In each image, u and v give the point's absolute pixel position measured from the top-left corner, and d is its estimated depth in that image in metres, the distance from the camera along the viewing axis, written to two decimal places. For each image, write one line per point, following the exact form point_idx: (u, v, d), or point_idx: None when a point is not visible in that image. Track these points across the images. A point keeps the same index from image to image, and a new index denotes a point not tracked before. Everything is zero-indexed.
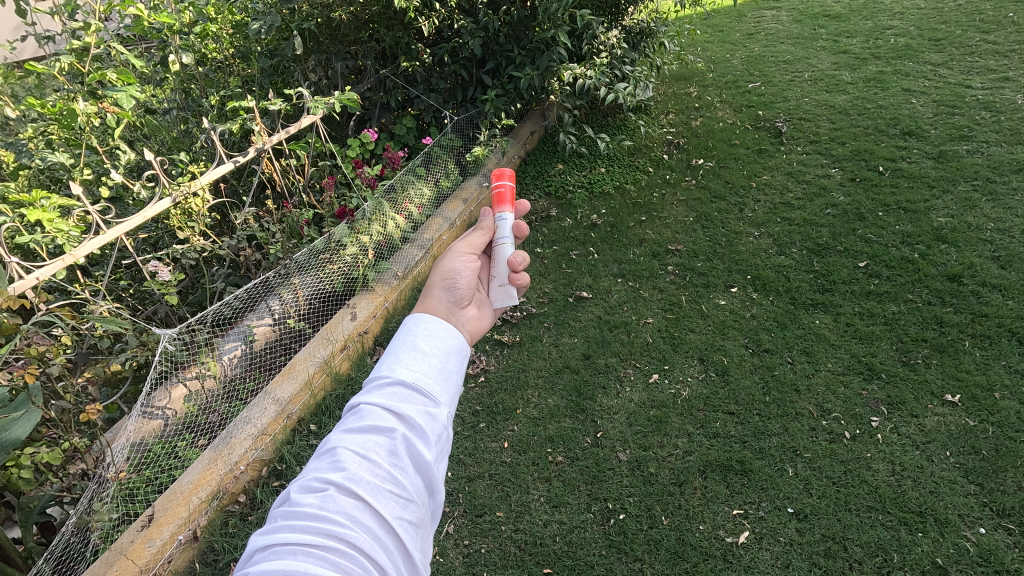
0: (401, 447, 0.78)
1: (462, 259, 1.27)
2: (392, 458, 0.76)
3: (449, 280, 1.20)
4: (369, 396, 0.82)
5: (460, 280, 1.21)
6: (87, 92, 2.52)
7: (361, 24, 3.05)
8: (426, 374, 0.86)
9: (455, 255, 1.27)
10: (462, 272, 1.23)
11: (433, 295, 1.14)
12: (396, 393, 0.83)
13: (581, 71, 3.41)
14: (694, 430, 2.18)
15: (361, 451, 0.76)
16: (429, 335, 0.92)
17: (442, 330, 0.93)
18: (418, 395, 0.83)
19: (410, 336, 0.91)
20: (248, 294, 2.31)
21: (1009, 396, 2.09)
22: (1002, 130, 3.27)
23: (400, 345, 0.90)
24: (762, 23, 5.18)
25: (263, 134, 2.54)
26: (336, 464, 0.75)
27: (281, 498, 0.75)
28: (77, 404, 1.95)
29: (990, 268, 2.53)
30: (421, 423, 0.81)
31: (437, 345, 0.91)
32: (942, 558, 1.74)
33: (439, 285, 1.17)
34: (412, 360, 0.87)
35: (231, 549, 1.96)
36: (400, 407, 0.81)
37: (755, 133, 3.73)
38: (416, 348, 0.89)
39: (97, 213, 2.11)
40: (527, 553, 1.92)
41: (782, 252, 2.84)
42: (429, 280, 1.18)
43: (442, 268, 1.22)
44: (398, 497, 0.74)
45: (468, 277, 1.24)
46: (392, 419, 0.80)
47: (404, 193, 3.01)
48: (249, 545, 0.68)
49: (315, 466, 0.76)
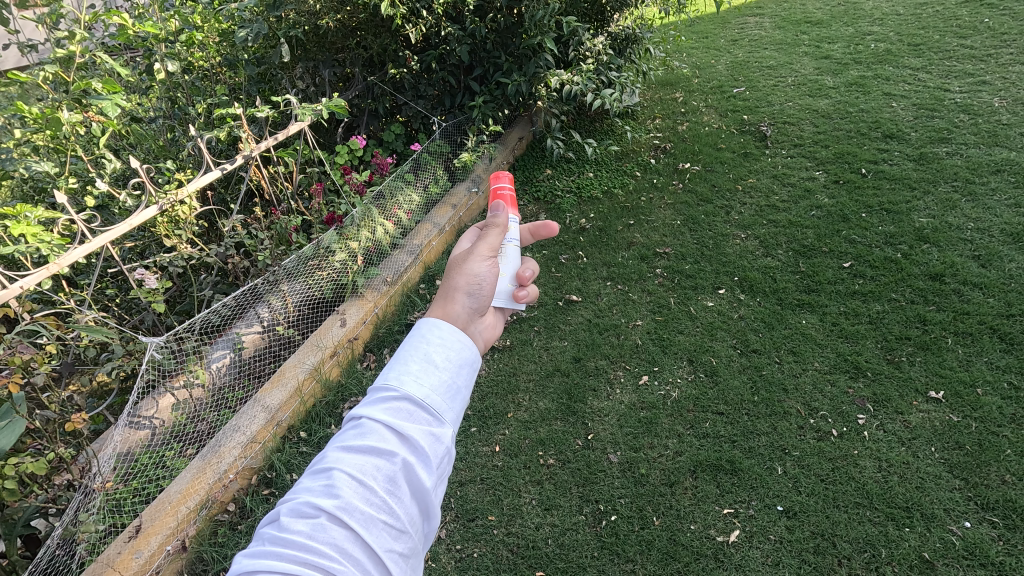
0: (400, 473, 0.77)
1: (488, 262, 1.25)
2: (389, 484, 0.76)
3: (473, 286, 1.18)
4: (373, 410, 0.82)
5: (485, 288, 1.20)
6: (72, 101, 2.47)
7: (349, 32, 3.05)
8: (434, 390, 0.85)
9: (478, 257, 1.24)
10: (486, 279, 1.21)
11: (459, 301, 1.11)
12: (401, 409, 0.83)
13: (568, 77, 3.45)
14: (684, 431, 2.19)
15: (358, 476, 0.76)
16: (441, 345, 0.91)
17: (455, 339, 0.93)
18: (423, 413, 0.83)
19: (422, 344, 0.90)
20: (236, 302, 2.30)
21: (991, 392, 2.13)
22: (980, 132, 3.34)
23: (411, 353, 0.89)
24: (746, 30, 5.27)
25: (251, 141, 2.52)
26: (331, 489, 0.74)
27: (272, 516, 0.75)
28: (62, 415, 1.92)
29: (971, 267, 2.58)
30: (424, 446, 0.81)
31: (449, 357, 0.90)
32: (929, 552, 1.76)
33: (465, 290, 1.14)
34: (421, 373, 0.86)
35: (221, 559, 1.94)
36: (403, 427, 0.81)
37: (739, 137, 3.78)
38: (428, 360, 0.88)
39: (82, 222, 2.08)
40: (519, 557, 1.92)
41: (768, 254, 2.88)
42: (454, 283, 1.15)
43: (468, 272, 1.19)
44: (391, 528, 0.74)
45: (490, 285, 1.22)
46: (393, 440, 0.80)
47: (393, 199, 3.01)
48: (235, 568, 0.68)
49: (309, 485, 0.76)
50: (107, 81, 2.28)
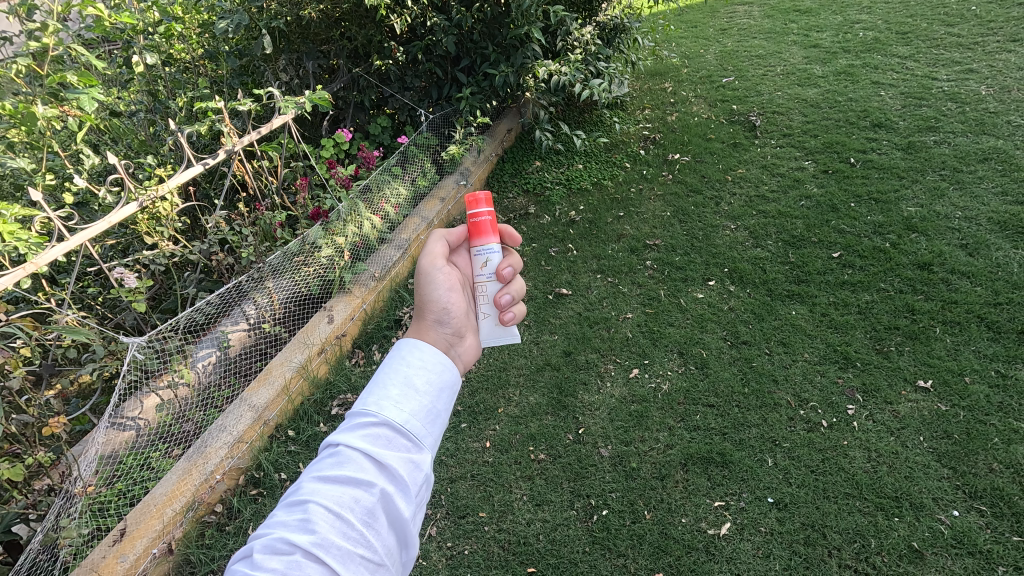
0: (378, 505, 0.76)
1: (444, 275, 1.22)
2: (367, 517, 0.75)
3: (440, 313, 1.17)
4: (351, 438, 0.80)
5: (454, 308, 1.19)
6: (47, 95, 2.38)
7: (332, 22, 2.99)
8: (415, 415, 0.84)
9: (433, 277, 1.20)
10: (451, 298, 1.19)
11: (433, 331, 1.11)
12: (380, 435, 0.81)
13: (556, 68, 3.41)
14: (674, 424, 2.19)
15: (335, 509, 0.74)
16: (422, 367, 0.90)
17: (436, 361, 0.92)
18: (403, 440, 0.82)
19: (402, 366, 0.89)
20: (220, 299, 2.26)
21: (979, 380, 2.14)
22: (967, 121, 3.34)
23: (390, 376, 0.88)
24: (735, 18, 5.24)
25: (233, 135, 2.45)
26: (306, 524, 0.72)
27: (243, 552, 0.72)
28: (41, 418, 1.89)
29: (959, 256, 2.58)
30: (404, 474, 0.80)
31: (430, 380, 0.89)
32: (918, 541, 1.77)
33: (433, 319, 1.14)
34: (401, 398, 0.85)
35: (208, 561, 1.91)
36: (382, 454, 0.79)
37: (729, 127, 3.77)
38: (408, 384, 0.87)
39: (60, 219, 2.00)
40: (510, 553, 1.91)
41: (758, 245, 2.87)
42: (421, 317, 1.15)
43: (429, 298, 1.17)
44: (368, 562, 0.73)
45: (459, 302, 1.20)
46: (372, 469, 0.79)
47: (379, 192, 2.96)
48: None
49: (283, 520, 0.74)
50: (83, 74, 2.20)
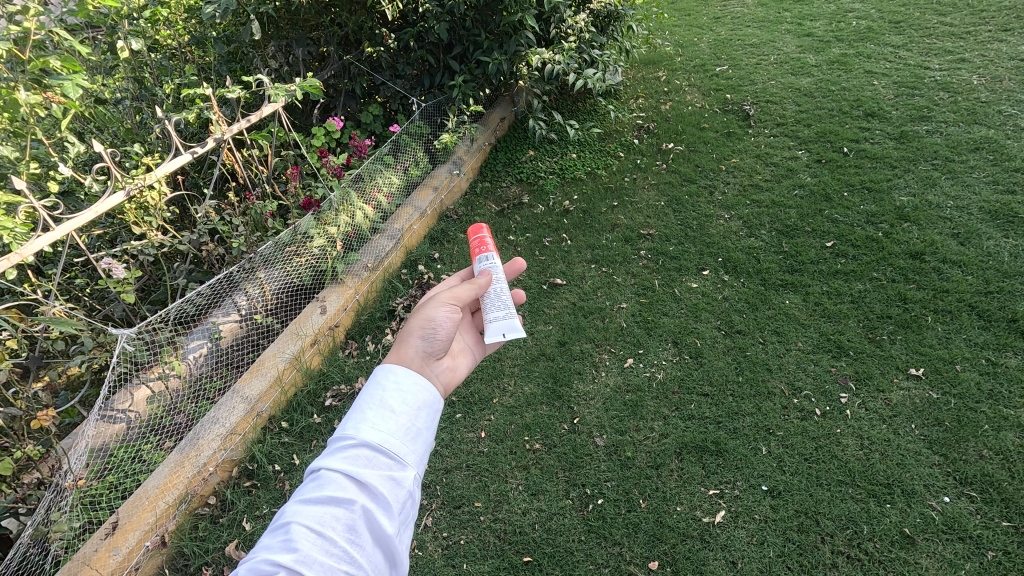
0: (360, 521, 0.80)
1: (449, 308, 1.27)
2: (350, 534, 0.79)
3: (428, 330, 1.20)
4: (331, 461, 0.84)
5: (440, 334, 1.22)
6: (29, 81, 2.31)
7: (322, 8, 2.93)
8: (393, 434, 0.88)
9: (439, 304, 1.25)
10: (443, 325, 1.23)
11: (410, 345, 1.13)
12: (360, 457, 0.86)
13: (550, 56, 3.38)
14: (669, 413, 2.19)
15: (316, 528, 0.78)
16: (398, 390, 0.94)
17: (411, 384, 0.96)
18: (382, 458, 0.86)
19: (379, 391, 0.94)
20: (211, 291, 2.22)
21: (970, 368, 2.16)
22: (959, 110, 3.35)
23: (367, 401, 0.92)
24: (728, 7, 5.20)
25: (222, 123, 2.39)
26: (289, 544, 0.76)
27: None
28: (29, 411, 1.87)
29: (950, 245, 2.60)
30: (383, 491, 0.83)
31: (407, 401, 0.93)
32: (909, 527, 1.79)
33: (419, 333, 1.17)
34: (378, 420, 0.89)
35: (202, 553, 1.90)
36: (362, 474, 0.84)
37: (722, 116, 3.76)
38: (385, 406, 0.91)
39: (44, 208, 1.95)
40: (506, 542, 1.92)
41: (752, 234, 2.87)
42: (408, 327, 1.18)
43: (424, 315, 1.21)
44: None
45: (448, 331, 1.24)
46: (352, 488, 0.83)
47: (372, 181, 2.92)
48: None
49: (268, 543, 0.78)
50: (67, 60, 2.13)
